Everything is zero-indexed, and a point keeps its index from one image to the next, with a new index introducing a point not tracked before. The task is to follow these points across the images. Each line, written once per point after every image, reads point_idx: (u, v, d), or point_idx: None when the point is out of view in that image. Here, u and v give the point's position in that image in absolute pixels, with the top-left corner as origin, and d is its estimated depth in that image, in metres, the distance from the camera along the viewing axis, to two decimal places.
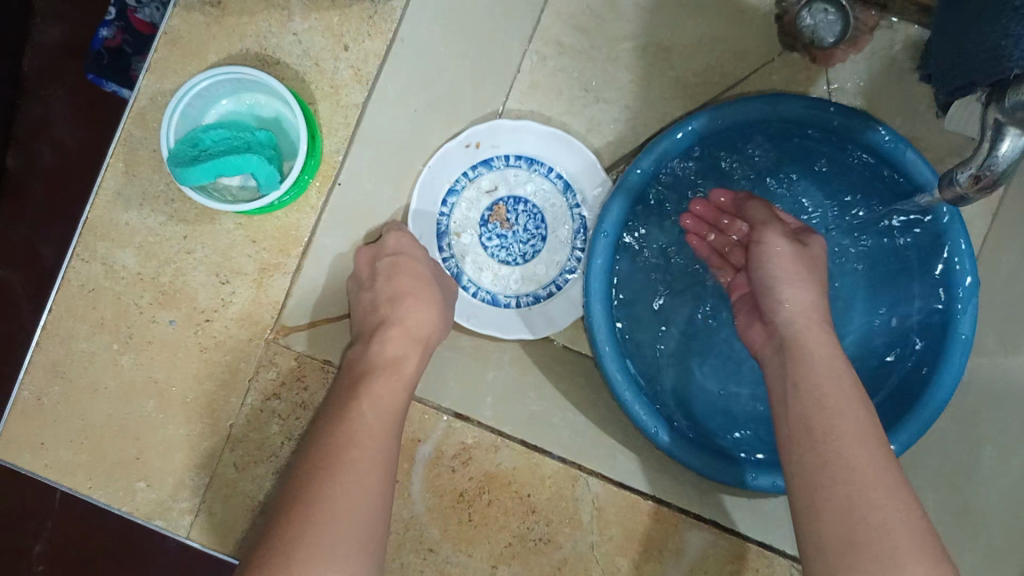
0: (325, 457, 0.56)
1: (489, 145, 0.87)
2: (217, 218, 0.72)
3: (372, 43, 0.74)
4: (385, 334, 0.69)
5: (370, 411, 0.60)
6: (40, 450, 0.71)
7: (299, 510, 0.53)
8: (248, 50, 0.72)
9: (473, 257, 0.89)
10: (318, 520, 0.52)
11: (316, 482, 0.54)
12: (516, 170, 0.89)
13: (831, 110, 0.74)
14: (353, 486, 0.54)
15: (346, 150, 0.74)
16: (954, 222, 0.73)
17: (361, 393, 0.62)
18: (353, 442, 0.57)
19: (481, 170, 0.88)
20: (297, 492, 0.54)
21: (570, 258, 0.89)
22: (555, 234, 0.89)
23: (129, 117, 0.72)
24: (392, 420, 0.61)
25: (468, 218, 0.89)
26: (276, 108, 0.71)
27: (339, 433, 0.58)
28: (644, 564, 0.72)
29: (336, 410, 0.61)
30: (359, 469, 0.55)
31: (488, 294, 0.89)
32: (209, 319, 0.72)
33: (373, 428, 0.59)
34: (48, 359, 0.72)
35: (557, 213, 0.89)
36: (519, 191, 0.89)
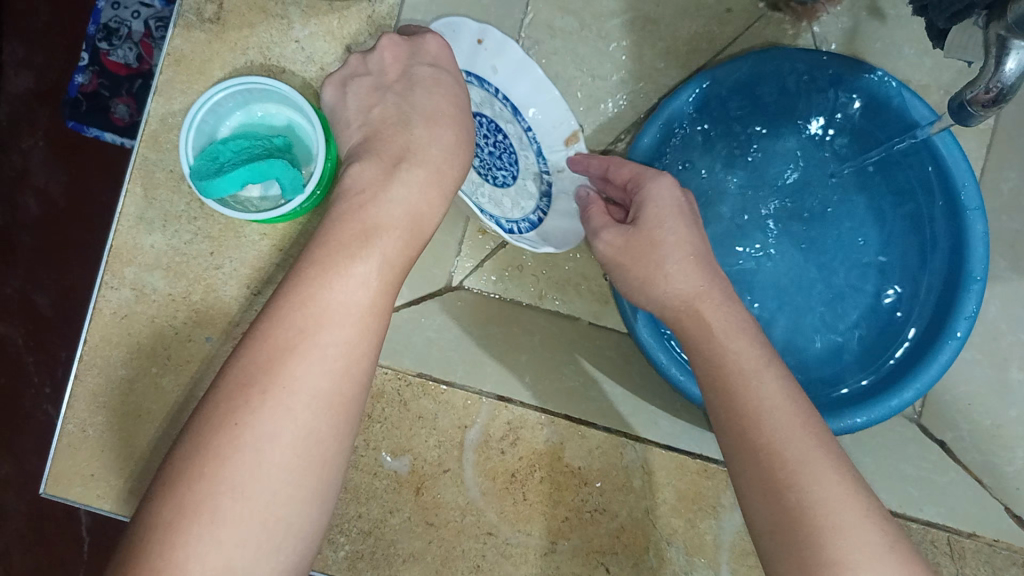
0: (301, 323, 0.51)
1: (490, 62, 0.76)
2: (242, 230, 0.73)
3: (374, 41, 0.75)
4: (397, 175, 0.61)
5: (360, 278, 0.54)
6: (91, 482, 0.71)
7: (267, 376, 0.49)
8: (253, 62, 0.73)
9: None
10: (279, 399, 0.49)
11: (287, 355, 0.50)
12: (501, 104, 0.78)
13: (825, 58, 0.77)
14: (328, 358, 0.51)
15: None
16: (954, 152, 0.75)
17: (358, 253, 0.55)
18: (335, 313, 0.52)
19: (473, 81, 0.75)
20: (277, 340, 0.50)
21: (534, 213, 0.81)
22: (522, 182, 0.81)
23: (142, 141, 0.72)
24: (389, 286, 0.56)
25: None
26: (287, 116, 0.71)
27: (320, 297, 0.52)
28: (700, 521, 0.73)
29: (328, 260, 0.54)
30: (337, 330, 0.51)
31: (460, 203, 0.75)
32: (245, 332, 0.72)
33: (370, 298, 0.54)
34: (88, 391, 0.71)
35: (527, 166, 0.81)
36: (500, 124, 0.78)
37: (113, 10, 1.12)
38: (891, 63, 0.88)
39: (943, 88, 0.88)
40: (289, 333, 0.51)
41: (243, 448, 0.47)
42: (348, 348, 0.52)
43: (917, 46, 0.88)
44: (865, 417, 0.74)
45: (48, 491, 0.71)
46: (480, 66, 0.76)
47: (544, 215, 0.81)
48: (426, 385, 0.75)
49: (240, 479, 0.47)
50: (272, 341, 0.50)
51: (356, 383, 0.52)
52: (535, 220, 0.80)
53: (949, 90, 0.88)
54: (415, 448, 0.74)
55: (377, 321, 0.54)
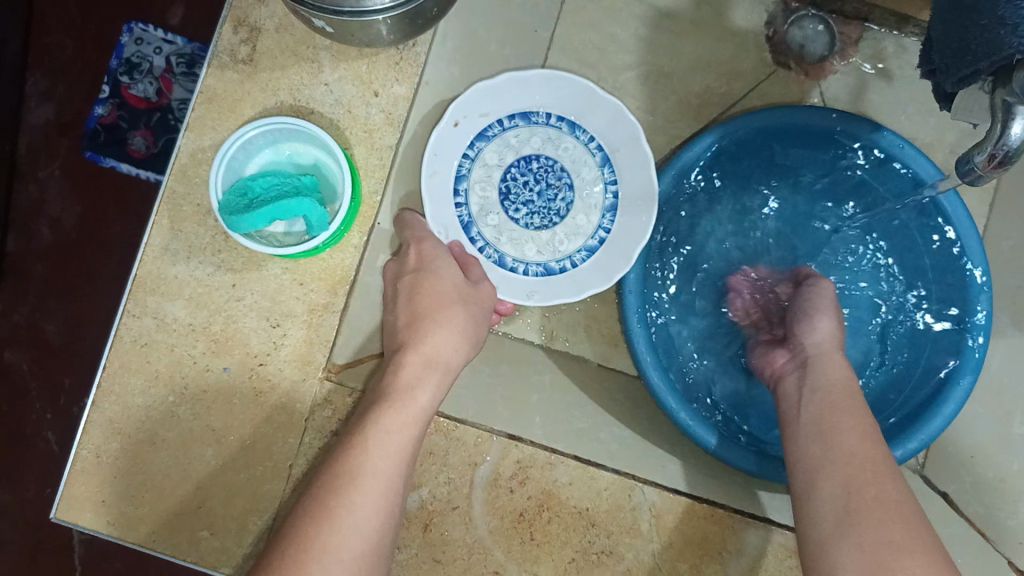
0: (326, 496, 0.55)
1: (478, 116, 0.84)
2: (264, 264, 0.74)
3: (400, 87, 0.78)
4: (401, 359, 0.66)
5: (378, 448, 0.59)
6: (102, 508, 0.71)
7: (301, 550, 0.52)
8: (282, 102, 0.76)
9: (508, 234, 0.86)
10: (313, 568, 0.51)
11: (321, 527, 0.53)
12: (516, 131, 0.86)
13: (833, 117, 0.80)
14: (353, 533, 0.54)
15: (384, 188, 0.78)
16: (958, 208, 0.79)
17: (370, 426, 0.60)
18: (363, 481, 0.56)
19: (481, 145, 0.85)
20: (307, 522, 0.54)
21: (607, 196, 0.86)
22: (580, 176, 0.87)
23: (171, 174, 0.74)
24: (402, 456, 0.60)
25: (488, 199, 0.86)
26: (314, 154, 0.74)
27: (360, 468, 0.57)
28: (706, 566, 0.74)
29: (355, 436, 0.59)
30: (365, 504, 0.55)
31: (539, 267, 0.86)
32: (263, 363, 0.74)
33: (394, 465, 0.59)
34: (105, 417, 0.72)
35: (574, 154, 0.87)
36: (527, 149, 0.86)
37: (137, 46, 1.15)
38: (896, 121, 0.91)
39: (946, 147, 0.91)
40: (318, 514, 0.54)
41: None
42: (371, 515, 0.56)
43: (922, 105, 0.91)
44: None
45: (59, 517, 0.71)
46: (476, 124, 0.85)
47: (617, 186, 0.86)
48: (438, 422, 0.76)
49: None
50: (311, 519, 0.54)
51: (381, 547, 0.55)
52: (614, 201, 0.86)
53: (954, 149, 0.91)
54: (425, 485, 0.74)
55: (394, 496, 0.58)
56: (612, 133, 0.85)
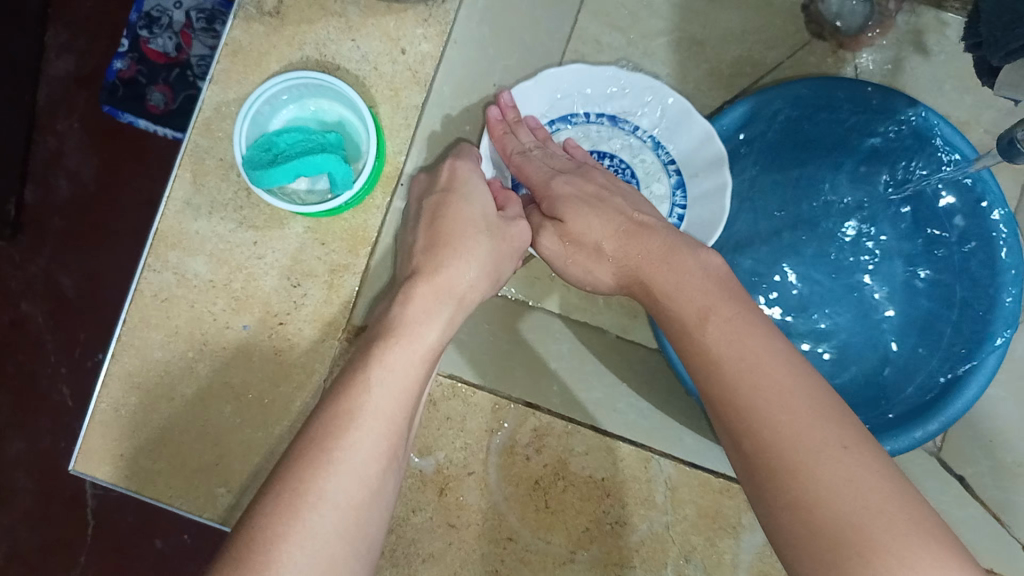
0: (324, 437, 0.50)
1: (567, 97, 0.83)
2: (287, 222, 0.73)
3: (428, 45, 0.75)
4: (411, 288, 0.62)
5: (380, 385, 0.54)
6: (119, 461, 0.72)
7: (289, 500, 0.48)
8: (308, 58, 0.74)
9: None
10: (307, 515, 0.47)
11: (307, 465, 0.49)
12: (599, 127, 0.85)
13: (869, 89, 0.77)
14: (348, 476, 0.50)
15: (409, 150, 0.76)
16: (991, 187, 0.76)
17: (371, 362, 0.55)
18: (362, 420, 0.52)
19: (560, 126, 0.84)
20: (294, 460, 0.50)
21: (672, 217, 0.83)
22: (649, 190, 0.85)
23: (195, 128, 0.73)
24: (401, 400, 0.55)
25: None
26: (339, 112, 0.73)
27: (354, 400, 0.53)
28: (720, 540, 0.74)
29: (359, 370, 0.55)
30: (362, 440, 0.51)
31: None
32: (282, 322, 0.73)
33: (393, 406, 0.54)
34: (124, 371, 0.72)
35: (651, 169, 0.85)
36: (605, 147, 0.85)
37: None
38: (931, 99, 0.89)
39: (983, 127, 0.89)
40: (311, 453, 0.50)
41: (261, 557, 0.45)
42: (370, 457, 0.51)
43: (960, 83, 0.88)
44: (892, 444, 0.75)
45: (77, 467, 0.71)
46: (562, 108, 0.84)
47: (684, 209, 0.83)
48: (456, 388, 0.75)
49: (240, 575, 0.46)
50: (303, 459, 0.49)
51: (378, 492, 0.51)
52: (677, 223, 0.83)
53: (989, 129, 0.89)
54: (441, 449, 0.74)
55: (396, 437, 0.54)
56: (694, 159, 0.83)
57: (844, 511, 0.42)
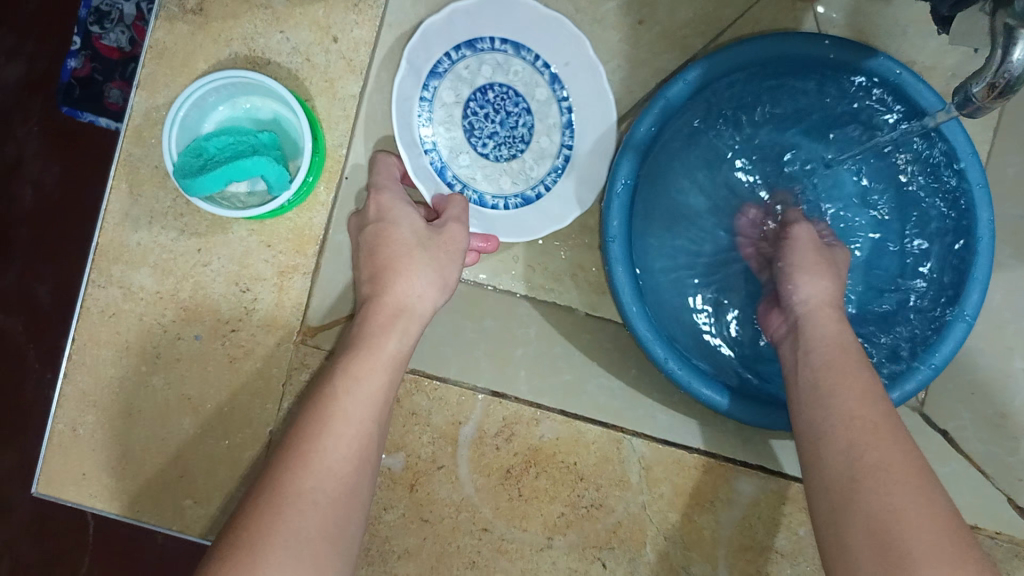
0: (299, 442, 0.52)
1: (426, 60, 0.76)
2: (230, 226, 0.71)
3: (361, 30, 0.73)
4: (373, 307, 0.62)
5: (351, 394, 0.55)
6: (83, 481, 0.70)
7: (271, 507, 0.48)
8: (237, 54, 0.71)
9: (482, 171, 0.80)
10: (288, 513, 0.48)
11: (289, 469, 0.50)
12: (465, 62, 0.78)
13: (826, 43, 0.75)
14: (324, 476, 0.51)
15: (349, 142, 0.74)
16: (960, 138, 0.74)
17: (339, 375, 0.56)
18: (337, 425, 0.53)
19: (434, 84, 0.77)
20: (278, 469, 0.50)
21: (562, 114, 0.79)
22: (535, 97, 0.79)
23: (126, 137, 0.71)
24: (376, 407, 0.56)
25: (454, 139, 0.79)
26: (273, 108, 0.70)
27: (332, 410, 0.54)
28: (698, 516, 0.73)
29: (331, 378, 0.56)
30: (338, 445, 0.52)
31: (519, 199, 0.80)
32: (234, 329, 0.71)
33: (368, 414, 0.55)
34: (78, 390, 0.71)
35: (524, 75, 0.79)
36: (480, 80, 0.78)
37: None
38: (894, 44, 0.86)
39: (948, 71, 0.86)
40: (291, 457, 0.51)
41: (249, 552, 0.46)
42: (346, 458, 0.52)
43: (923, 26, 0.85)
44: None
45: (41, 490, 0.70)
46: (422, 71, 0.76)
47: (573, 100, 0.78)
48: (419, 382, 0.74)
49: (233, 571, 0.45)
50: (279, 468, 0.50)
51: (354, 493, 0.52)
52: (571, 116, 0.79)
53: (955, 72, 0.85)
54: (409, 445, 0.73)
55: (369, 439, 0.55)
56: (560, 49, 0.78)
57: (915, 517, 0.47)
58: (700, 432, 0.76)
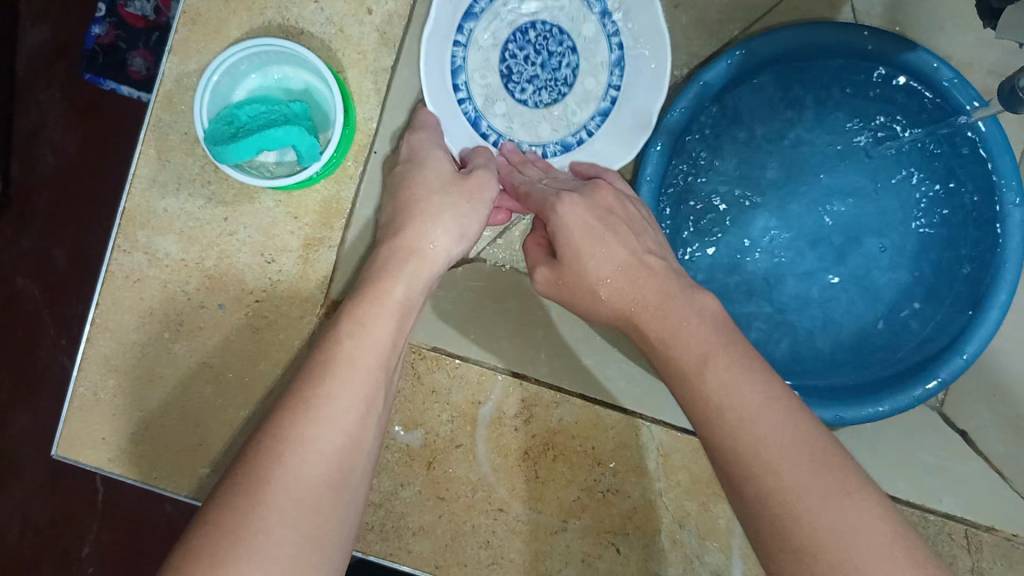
0: (301, 387, 0.48)
1: (462, 2, 0.75)
2: (257, 196, 0.71)
3: (395, 3, 0.72)
4: (386, 258, 0.59)
5: (357, 340, 0.52)
6: (103, 445, 0.71)
7: (266, 452, 0.45)
8: (270, 21, 0.71)
9: (519, 118, 0.80)
10: (290, 459, 0.45)
11: (288, 414, 0.47)
12: (504, 1, 0.77)
13: (865, 34, 0.74)
14: (329, 422, 0.47)
15: (379, 116, 0.73)
16: (996, 136, 0.73)
17: (346, 321, 0.53)
18: (343, 372, 0.50)
19: (472, 26, 0.77)
20: (277, 413, 0.48)
21: (611, 51, 0.79)
22: (579, 37, 0.79)
23: (156, 102, 0.70)
24: (383, 354, 0.53)
25: (490, 86, 0.79)
26: (305, 79, 0.70)
27: (337, 355, 0.51)
28: (714, 505, 0.73)
29: (338, 325, 0.53)
30: (341, 391, 0.49)
31: (558, 145, 0.80)
32: (258, 300, 0.71)
33: (377, 360, 0.52)
34: (100, 354, 0.71)
35: (570, 13, 0.79)
36: (521, 20, 0.78)
37: None
38: (933, 37, 0.84)
39: (986, 67, 0.84)
40: (294, 400, 0.48)
41: (248, 498, 0.43)
42: (352, 407, 0.49)
43: (963, 20, 0.84)
44: (887, 406, 0.72)
45: (60, 453, 0.70)
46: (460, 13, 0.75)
47: (621, 37, 0.78)
48: (440, 359, 0.74)
49: (235, 517, 0.43)
50: (281, 413, 0.47)
51: (360, 441, 0.49)
52: (619, 55, 0.79)
53: (993, 69, 0.84)
54: (427, 422, 0.73)
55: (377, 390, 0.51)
56: None
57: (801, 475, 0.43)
58: None
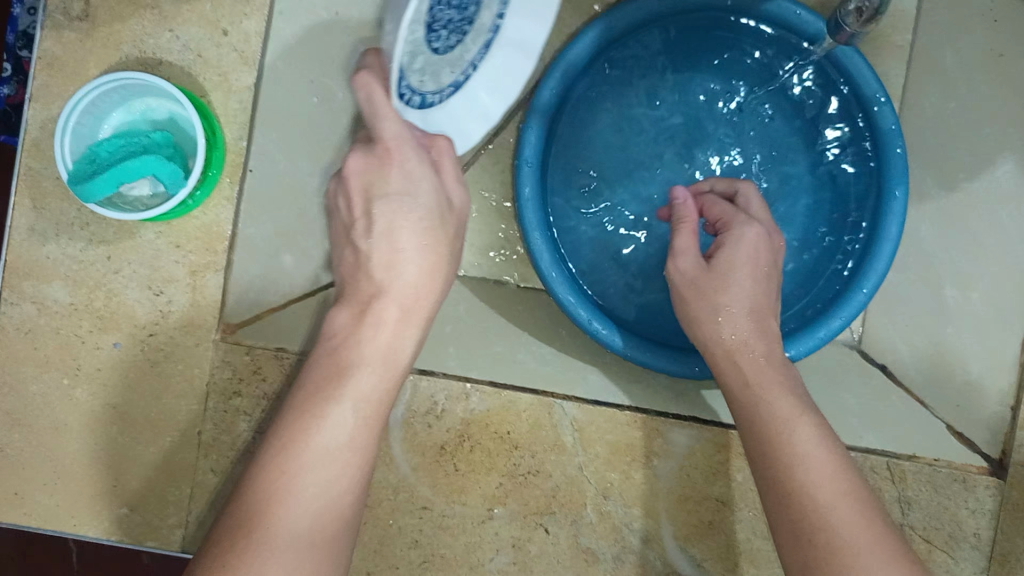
0: (278, 476, 0.47)
1: None
2: (137, 231, 0.71)
3: (250, 21, 0.72)
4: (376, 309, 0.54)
5: (338, 416, 0.50)
6: (17, 500, 0.70)
7: (262, 500, 0.46)
8: (128, 56, 0.71)
9: (421, 56, 0.46)
10: (269, 553, 0.45)
11: (269, 506, 0.46)
12: None
13: None
14: (308, 508, 0.47)
15: (248, 135, 0.73)
16: (859, 64, 0.75)
17: (327, 394, 0.51)
18: (321, 455, 0.48)
19: None
20: (252, 505, 0.46)
21: None
22: None
23: (24, 151, 0.70)
24: (372, 426, 0.51)
25: (415, 40, 0.45)
26: (169, 108, 0.70)
27: (319, 435, 0.49)
28: (635, 472, 0.73)
29: (307, 398, 0.51)
30: (322, 475, 0.48)
31: (420, 96, 0.51)
32: (152, 334, 0.71)
33: (363, 431, 0.51)
34: (2, 411, 0.70)
35: None
36: None
37: None
38: None
39: None
40: (278, 454, 0.48)
41: None
42: (336, 487, 0.48)
43: None
44: (799, 348, 0.73)
45: None
46: None
47: None
48: None
49: None
50: (253, 499, 0.47)
51: (346, 515, 0.49)
52: None
53: None
54: None
55: (366, 439, 0.51)
56: None
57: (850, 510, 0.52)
58: (625, 390, 0.77)
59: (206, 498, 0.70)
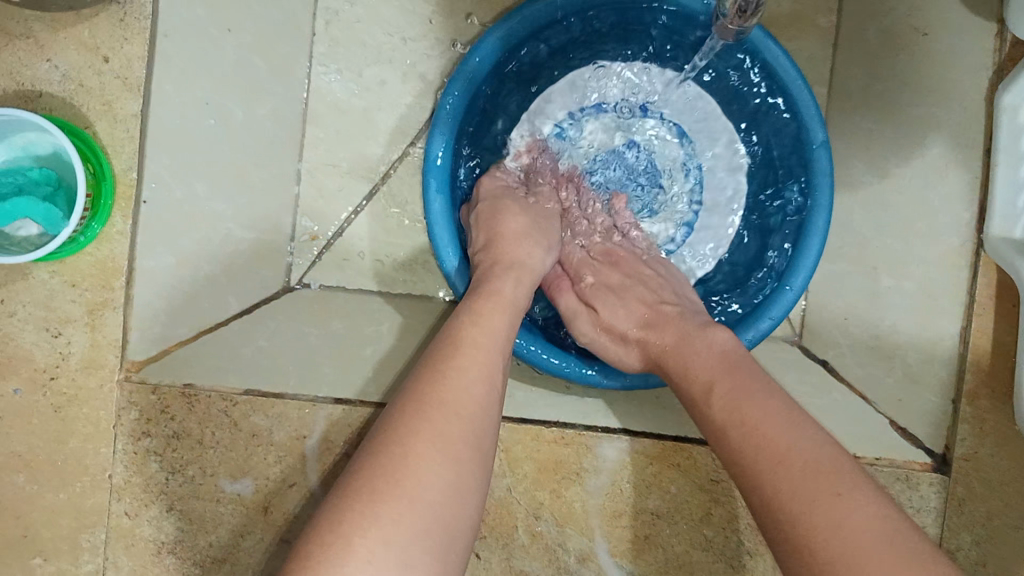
0: (386, 457, 0.46)
1: None
2: (29, 272, 0.68)
3: (131, 46, 0.68)
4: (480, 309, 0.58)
5: (457, 405, 0.50)
6: None
7: (376, 472, 0.45)
8: (5, 88, 0.67)
9: None
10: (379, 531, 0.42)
11: (375, 484, 0.44)
12: None
13: None
14: (429, 487, 0.45)
15: (138, 163, 0.68)
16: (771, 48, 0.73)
17: (439, 379, 0.51)
18: (431, 436, 0.47)
19: None
20: (363, 481, 0.45)
21: None
22: None
23: None
24: (484, 424, 0.51)
25: None
26: (51, 141, 0.66)
27: (432, 418, 0.48)
28: (566, 490, 0.71)
29: (420, 387, 0.51)
30: (435, 457, 0.47)
31: None
32: (53, 376, 0.68)
33: (477, 421, 0.50)
34: None
35: None
36: None
37: None
38: None
39: None
40: (391, 439, 0.47)
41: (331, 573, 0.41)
42: (448, 474, 0.47)
43: None
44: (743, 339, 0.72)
45: None
46: None
47: None
48: (252, 400, 0.68)
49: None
50: (364, 479, 0.45)
51: (465, 505, 0.47)
52: None
53: None
54: (255, 469, 0.68)
55: (480, 433, 0.50)
56: None
57: (820, 458, 0.47)
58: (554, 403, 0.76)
59: (121, 541, 0.68)
